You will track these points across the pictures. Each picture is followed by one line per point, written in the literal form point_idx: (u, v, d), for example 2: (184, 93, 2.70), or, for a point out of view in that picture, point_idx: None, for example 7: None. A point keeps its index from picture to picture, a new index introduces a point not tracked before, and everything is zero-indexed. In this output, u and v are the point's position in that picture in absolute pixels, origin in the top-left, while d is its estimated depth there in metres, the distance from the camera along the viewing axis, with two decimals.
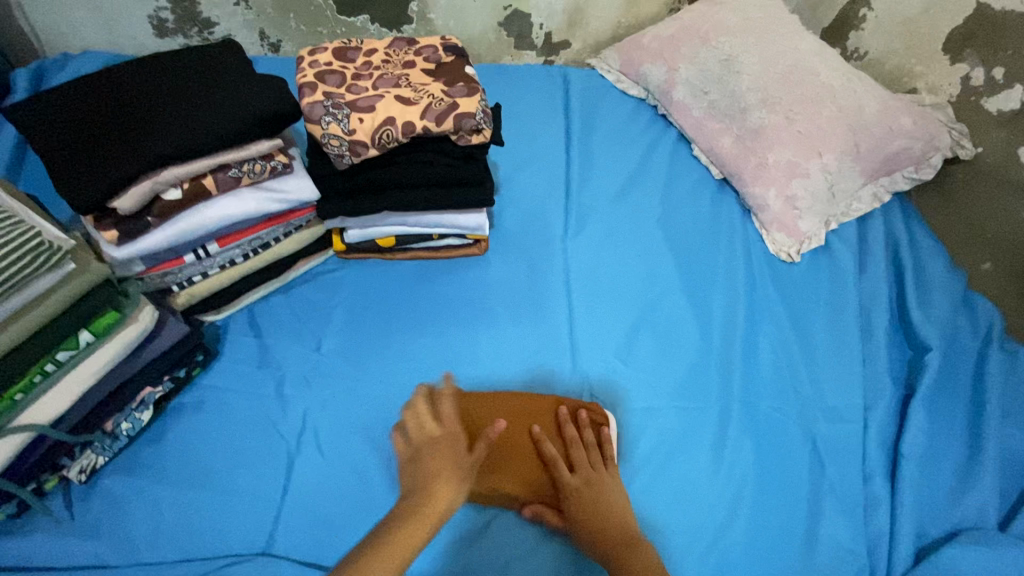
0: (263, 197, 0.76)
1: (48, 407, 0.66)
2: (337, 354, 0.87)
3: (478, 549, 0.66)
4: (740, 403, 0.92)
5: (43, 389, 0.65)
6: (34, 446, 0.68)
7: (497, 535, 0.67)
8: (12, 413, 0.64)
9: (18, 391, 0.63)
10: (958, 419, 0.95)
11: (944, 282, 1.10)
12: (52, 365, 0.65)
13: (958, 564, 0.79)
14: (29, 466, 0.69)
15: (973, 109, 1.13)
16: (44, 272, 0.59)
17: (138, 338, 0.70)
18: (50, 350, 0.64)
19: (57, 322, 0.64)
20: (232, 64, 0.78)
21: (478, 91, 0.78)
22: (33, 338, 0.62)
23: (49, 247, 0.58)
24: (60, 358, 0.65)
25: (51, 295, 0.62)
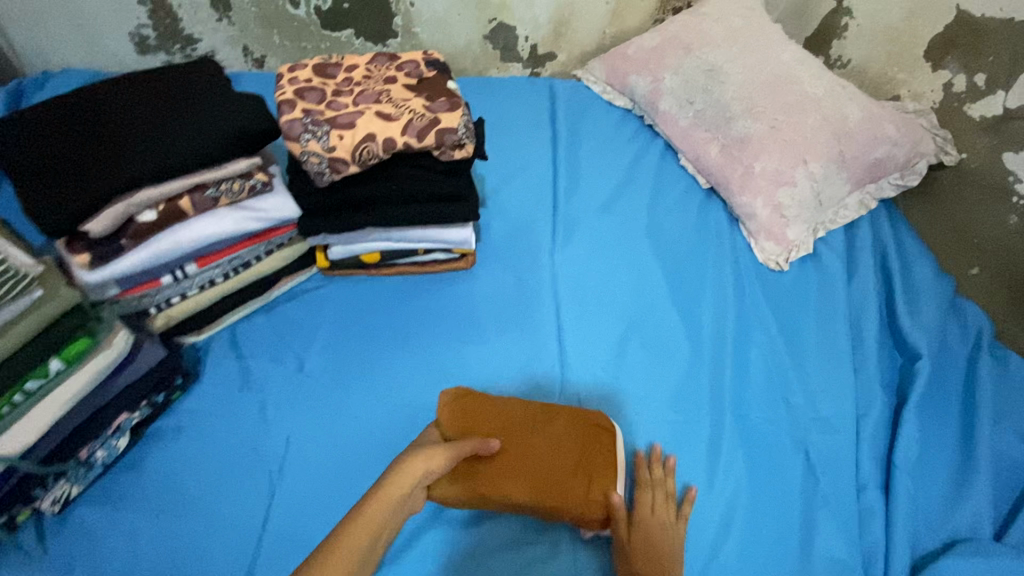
0: (241, 216, 0.74)
1: (17, 438, 0.63)
2: (322, 375, 0.85)
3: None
4: (730, 416, 0.91)
5: (14, 419, 0.63)
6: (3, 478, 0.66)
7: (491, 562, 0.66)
8: None
9: None
10: (950, 426, 0.95)
11: (932, 288, 1.10)
12: (20, 395, 0.63)
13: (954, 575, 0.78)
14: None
15: (955, 115, 1.14)
16: (8, 298, 0.59)
17: (111, 364, 0.68)
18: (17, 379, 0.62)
19: (25, 349, 0.62)
20: (210, 80, 0.77)
21: (460, 106, 0.78)
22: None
23: (15, 273, 0.59)
24: (28, 388, 0.63)
25: (19, 322, 0.61)
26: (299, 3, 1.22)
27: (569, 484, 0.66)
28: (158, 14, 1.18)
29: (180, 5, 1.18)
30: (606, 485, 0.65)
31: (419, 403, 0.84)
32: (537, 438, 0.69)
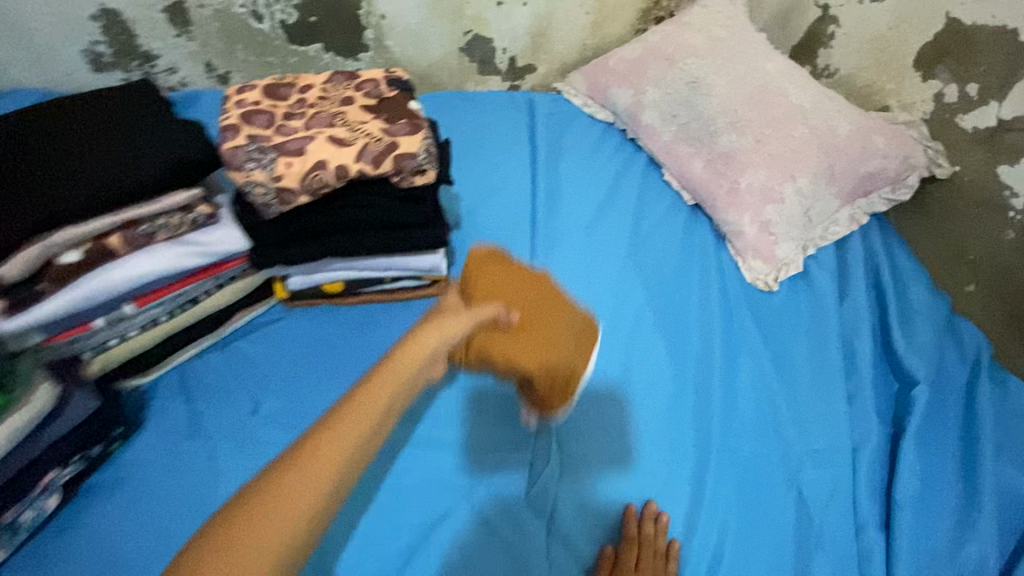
0: (181, 252, 0.68)
1: None
2: (278, 417, 0.79)
3: None
4: (717, 452, 0.86)
5: None
6: None
7: None
8: None
9: None
10: (950, 457, 0.90)
11: (927, 307, 1.05)
12: None
13: None
14: None
15: (947, 126, 1.10)
16: None
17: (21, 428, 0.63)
18: None
19: None
20: (141, 105, 0.72)
21: (421, 128, 0.72)
22: None
23: None
24: None
25: None
26: (263, 17, 1.16)
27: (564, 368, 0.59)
28: (113, 30, 1.13)
29: (136, 20, 1.12)
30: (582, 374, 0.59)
31: None
32: (542, 315, 0.59)
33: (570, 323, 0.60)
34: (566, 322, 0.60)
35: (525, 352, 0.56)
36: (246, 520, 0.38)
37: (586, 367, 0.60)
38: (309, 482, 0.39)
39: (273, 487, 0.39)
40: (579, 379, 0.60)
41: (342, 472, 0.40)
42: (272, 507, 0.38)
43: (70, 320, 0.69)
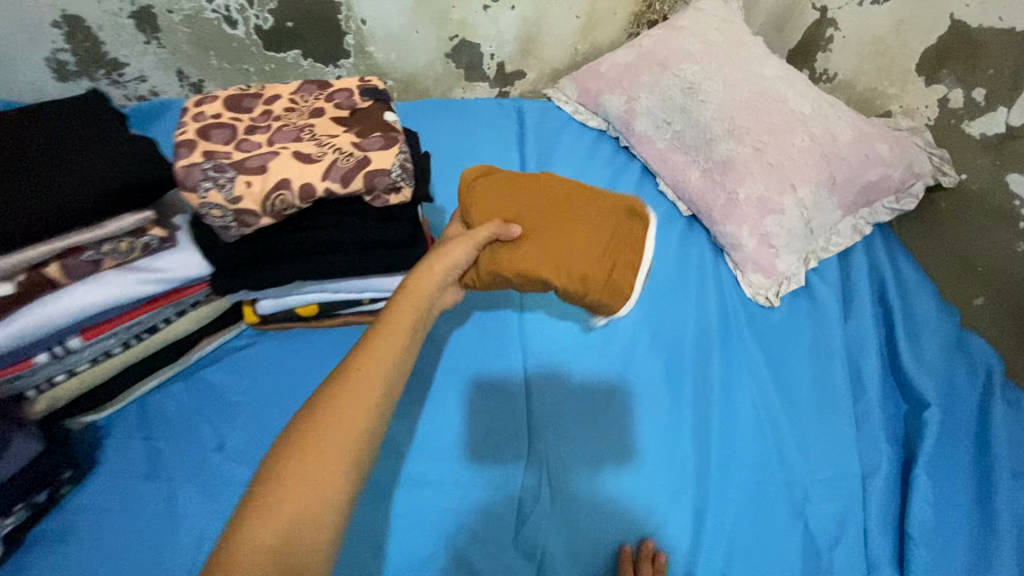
0: (133, 278, 0.63)
1: None
2: (244, 454, 0.73)
3: None
4: (717, 483, 0.81)
5: None
6: None
7: None
8: None
9: None
10: (963, 483, 0.85)
11: (936, 322, 1.00)
12: None
13: None
14: None
15: (953, 132, 1.05)
16: None
17: None
18: None
19: None
20: (92, 117, 0.65)
21: (396, 142, 0.67)
22: None
23: None
24: None
25: None
26: (236, 22, 1.11)
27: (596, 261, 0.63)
28: (77, 38, 1.06)
29: (101, 27, 1.06)
30: (623, 269, 0.62)
31: None
32: (550, 224, 0.65)
33: (576, 229, 0.64)
34: (586, 219, 0.65)
35: (541, 258, 0.62)
36: (308, 442, 0.46)
37: (621, 258, 0.63)
38: (352, 401, 0.48)
39: (317, 411, 0.47)
40: (623, 268, 0.63)
41: (379, 389, 0.50)
42: (326, 423, 0.47)
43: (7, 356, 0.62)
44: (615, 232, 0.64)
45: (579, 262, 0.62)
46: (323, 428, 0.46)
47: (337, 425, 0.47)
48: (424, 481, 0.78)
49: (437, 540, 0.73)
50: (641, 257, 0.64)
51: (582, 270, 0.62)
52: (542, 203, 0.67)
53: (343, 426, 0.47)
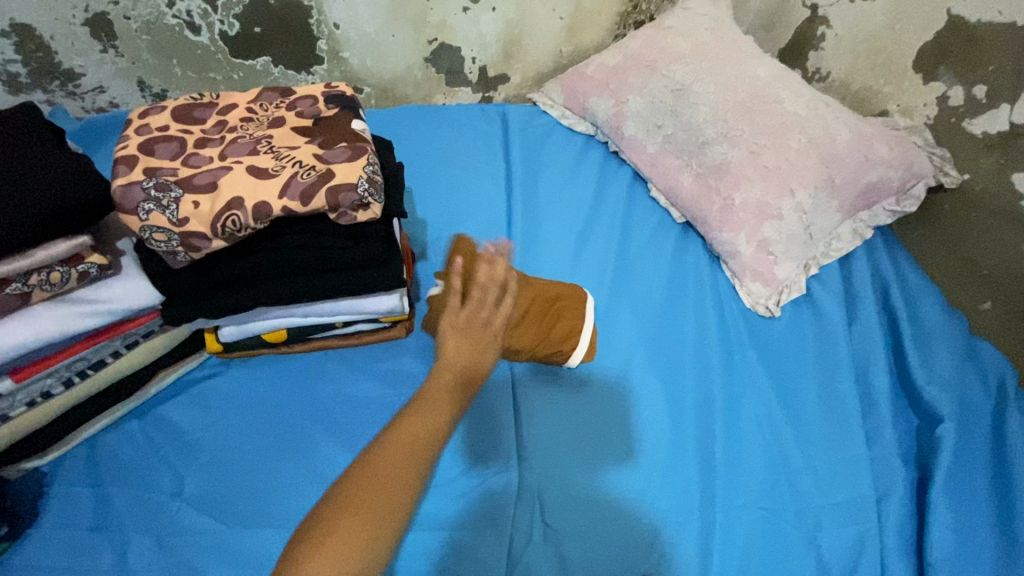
0: (73, 312, 0.57)
1: None
2: (202, 501, 0.66)
3: None
4: (722, 513, 0.75)
5: None
6: None
7: None
8: None
9: None
10: (984, 502, 0.79)
11: (944, 330, 0.96)
12: None
13: None
14: None
15: (955, 132, 1.00)
16: None
17: None
18: None
19: None
20: (15, 126, 0.58)
21: (363, 153, 0.60)
22: None
23: None
24: None
25: None
26: (200, 28, 1.04)
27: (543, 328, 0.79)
28: (28, 48, 0.99)
29: (53, 36, 0.99)
30: (566, 334, 0.80)
31: None
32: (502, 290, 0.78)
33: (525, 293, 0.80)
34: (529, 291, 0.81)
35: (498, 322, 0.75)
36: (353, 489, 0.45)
37: (564, 325, 0.80)
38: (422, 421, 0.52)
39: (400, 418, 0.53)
40: (569, 334, 0.80)
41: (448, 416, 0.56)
42: (377, 477, 0.46)
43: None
44: (554, 304, 0.81)
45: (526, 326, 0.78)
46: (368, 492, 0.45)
47: (387, 468, 0.47)
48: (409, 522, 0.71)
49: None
50: (581, 316, 0.81)
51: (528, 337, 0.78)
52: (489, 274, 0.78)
53: (414, 437, 0.50)
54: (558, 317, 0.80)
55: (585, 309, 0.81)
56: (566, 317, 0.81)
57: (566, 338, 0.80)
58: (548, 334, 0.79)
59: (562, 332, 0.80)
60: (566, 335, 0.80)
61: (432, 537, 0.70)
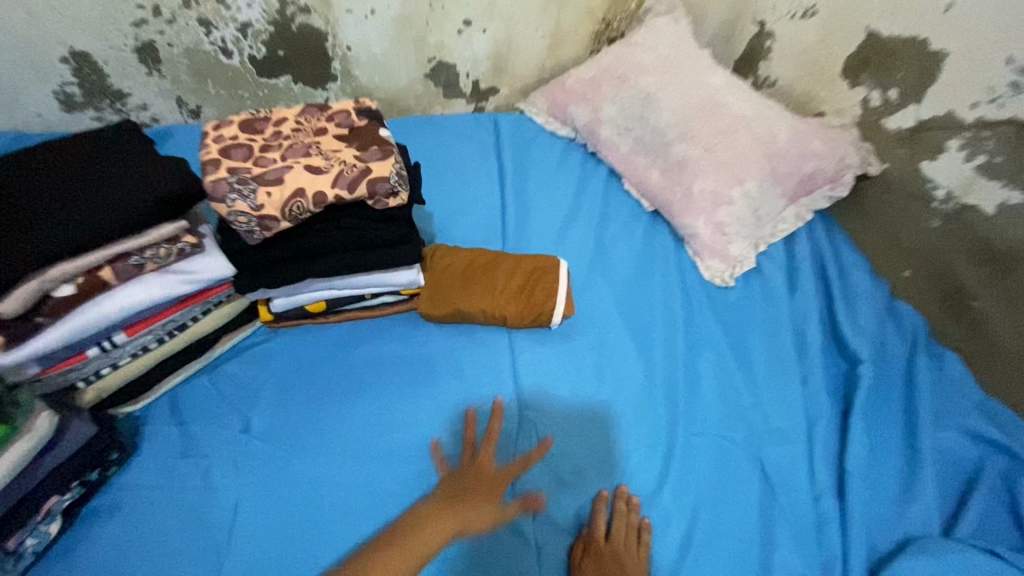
0: (171, 281, 0.72)
1: None
2: (270, 433, 0.83)
3: None
4: (683, 442, 0.92)
5: None
6: None
7: None
8: None
9: None
10: (896, 427, 0.98)
11: (868, 293, 1.15)
12: None
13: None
14: None
15: (876, 128, 1.20)
16: None
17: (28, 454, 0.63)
18: None
19: None
20: (126, 142, 0.75)
21: (392, 154, 0.78)
22: None
23: None
24: None
25: None
26: (233, 53, 1.21)
27: (525, 294, 0.98)
28: (84, 72, 1.15)
29: (106, 61, 1.14)
30: (545, 295, 0.97)
31: (378, 451, 0.84)
32: (491, 270, 1.00)
33: (510, 271, 1.00)
34: (513, 268, 1.01)
35: (485, 295, 0.97)
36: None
37: (543, 289, 0.98)
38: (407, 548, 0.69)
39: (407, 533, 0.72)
40: (547, 295, 0.98)
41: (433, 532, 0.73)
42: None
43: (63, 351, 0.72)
44: (533, 276, 1.00)
45: (511, 294, 0.98)
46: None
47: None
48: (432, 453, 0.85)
49: None
50: (554, 280, 0.99)
51: (513, 305, 0.98)
52: (487, 261, 1.02)
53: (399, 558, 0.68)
54: (537, 284, 0.99)
55: (558, 274, 0.99)
56: (543, 284, 0.99)
57: (547, 300, 0.97)
58: (530, 300, 0.98)
59: (541, 296, 0.98)
60: (545, 298, 0.97)
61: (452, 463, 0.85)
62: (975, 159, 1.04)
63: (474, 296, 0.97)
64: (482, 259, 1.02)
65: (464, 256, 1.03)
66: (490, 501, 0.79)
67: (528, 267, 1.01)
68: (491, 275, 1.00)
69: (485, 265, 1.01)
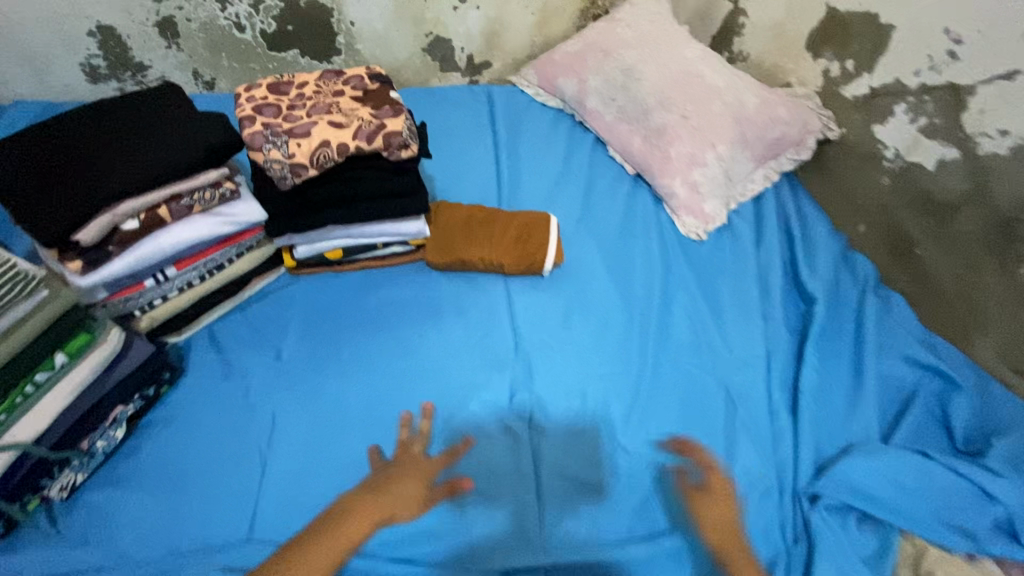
0: (215, 221, 0.83)
1: (29, 425, 0.72)
2: (298, 361, 0.95)
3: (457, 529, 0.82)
4: (656, 370, 1.05)
5: (24, 408, 0.71)
6: (18, 464, 0.72)
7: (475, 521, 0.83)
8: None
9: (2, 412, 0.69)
10: (844, 357, 1.11)
11: (825, 245, 1.28)
12: (32, 386, 0.72)
13: (851, 473, 0.93)
14: (16, 482, 0.72)
15: (835, 96, 1.33)
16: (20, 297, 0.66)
17: (106, 358, 0.77)
18: (28, 372, 0.70)
19: (36, 344, 0.71)
20: (174, 99, 0.85)
21: (403, 112, 0.90)
22: (11, 363, 0.69)
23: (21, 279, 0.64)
24: (38, 379, 0.72)
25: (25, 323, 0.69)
26: (245, 27, 1.30)
27: (520, 245, 1.10)
28: (109, 45, 1.25)
29: (130, 35, 1.24)
30: (538, 247, 1.10)
31: (392, 375, 0.96)
32: (489, 224, 1.12)
33: (506, 224, 1.12)
34: (508, 223, 1.13)
35: (485, 246, 1.10)
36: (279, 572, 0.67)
37: (536, 242, 1.10)
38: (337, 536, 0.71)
39: (332, 527, 0.72)
40: (539, 248, 1.10)
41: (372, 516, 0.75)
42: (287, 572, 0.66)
43: (125, 281, 0.84)
44: (527, 229, 1.12)
45: (508, 245, 1.10)
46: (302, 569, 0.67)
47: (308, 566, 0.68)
48: (438, 380, 0.97)
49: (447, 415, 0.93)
50: (546, 233, 1.11)
51: (510, 255, 1.10)
52: (486, 216, 1.14)
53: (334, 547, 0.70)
54: (531, 237, 1.11)
55: (549, 229, 1.11)
56: (536, 237, 1.11)
57: (539, 250, 1.10)
58: (524, 250, 1.10)
59: (534, 248, 1.10)
60: (538, 249, 1.10)
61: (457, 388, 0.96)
62: (919, 120, 1.17)
63: (475, 247, 1.09)
64: (481, 214, 1.14)
65: (465, 212, 1.15)
66: (421, 486, 0.82)
67: (522, 221, 1.13)
68: (490, 228, 1.12)
69: (485, 220, 1.13)
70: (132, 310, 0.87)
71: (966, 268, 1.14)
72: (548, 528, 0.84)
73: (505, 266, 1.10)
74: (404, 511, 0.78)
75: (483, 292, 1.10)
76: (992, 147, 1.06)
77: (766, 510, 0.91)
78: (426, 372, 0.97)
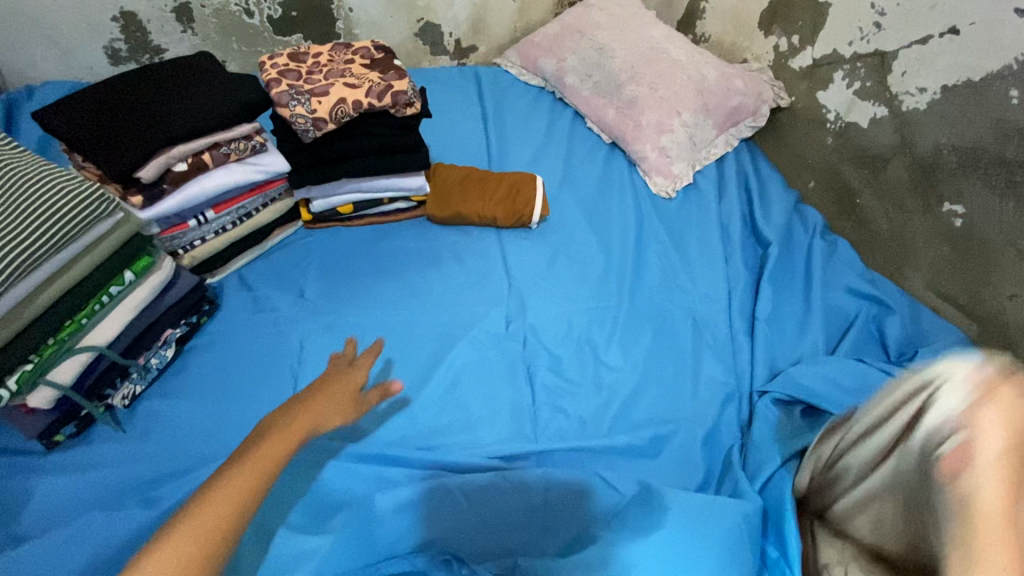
0: (249, 169, 0.97)
1: (104, 331, 0.85)
2: (318, 298, 1.07)
3: (460, 431, 0.95)
4: (630, 302, 1.17)
5: (100, 316, 0.85)
6: (94, 365, 0.86)
7: (479, 426, 0.96)
8: (79, 333, 0.83)
9: (84, 316, 0.83)
10: (798, 288, 1.23)
11: (780, 196, 1.42)
12: (107, 297, 0.85)
13: (801, 378, 1.03)
14: (90, 383, 0.85)
15: (785, 68, 1.48)
16: (105, 218, 0.78)
17: (164, 280, 0.91)
18: (104, 285, 0.84)
19: (109, 262, 0.83)
20: (212, 67, 0.99)
21: (406, 75, 1.04)
22: (88, 277, 0.82)
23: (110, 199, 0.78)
24: (112, 291, 0.86)
25: (107, 239, 0.81)
26: (254, 13, 1.43)
27: (511, 200, 1.24)
28: (130, 29, 1.37)
29: (149, 19, 1.37)
30: (526, 201, 1.23)
31: (400, 310, 1.08)
32: (483, 182, 1.26)
33: (498, 182, 1.26)
34: (500, 181, 1.26)
35: (479, 201, 1.23)
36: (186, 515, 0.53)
37: (525, 198, 1.23)
38: (250, 463, 0.58)
39: (250, 450, 0.61)
40: (527, 202, 1.23)
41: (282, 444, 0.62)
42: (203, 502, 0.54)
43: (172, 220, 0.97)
44: (517, 185, 1.25)
45: (500, 200, 1.23)
46: (224, 494, 0.55)
47: (236, 486, 0.56)
48: (440, 314, 1.09)
49: (449, 344, 1.05)
50: (534, 189, 1.24)
51: (501, 209, 1.23)
52: (480, 176, 1.27)
53: (248, 476, 0.57)
54: (520, 192, 1.24)
55: (537, 186, 1.24)
56: (525, 192, 1.24)
57: (528, 204, 1.23)
58: (515, 204, 1.23)
59: (522, 201, 1.23)
60: (527, 203, 1.23)
61: (457, 319, 1.09)
62: (854, 85, 1.30)
63: (470, 202, 1.23)
64: (475, 174, 1.27)
65: (461, 173, 1.28)
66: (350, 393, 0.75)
67: (513, 179, 1.27)
68: (484, 186, 1.25)
69: (479, 179, 1.26)
70: (176, 249, 1.01)
71: (898, 211, 1.24)
72: (542, 427, 0.97)
73: (497, 219, 1.23)
74: (324, 425, 0.71)
75: (477, 242, 1.23)
76: (914, 103, 1.17)
77: (727, 413, 1.03)
78: (429, 307, 1.10)
